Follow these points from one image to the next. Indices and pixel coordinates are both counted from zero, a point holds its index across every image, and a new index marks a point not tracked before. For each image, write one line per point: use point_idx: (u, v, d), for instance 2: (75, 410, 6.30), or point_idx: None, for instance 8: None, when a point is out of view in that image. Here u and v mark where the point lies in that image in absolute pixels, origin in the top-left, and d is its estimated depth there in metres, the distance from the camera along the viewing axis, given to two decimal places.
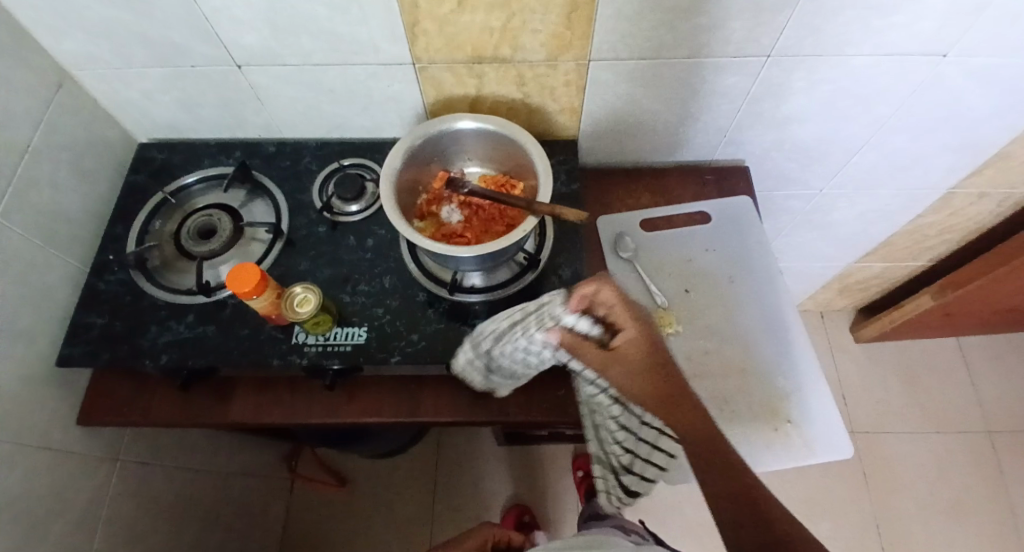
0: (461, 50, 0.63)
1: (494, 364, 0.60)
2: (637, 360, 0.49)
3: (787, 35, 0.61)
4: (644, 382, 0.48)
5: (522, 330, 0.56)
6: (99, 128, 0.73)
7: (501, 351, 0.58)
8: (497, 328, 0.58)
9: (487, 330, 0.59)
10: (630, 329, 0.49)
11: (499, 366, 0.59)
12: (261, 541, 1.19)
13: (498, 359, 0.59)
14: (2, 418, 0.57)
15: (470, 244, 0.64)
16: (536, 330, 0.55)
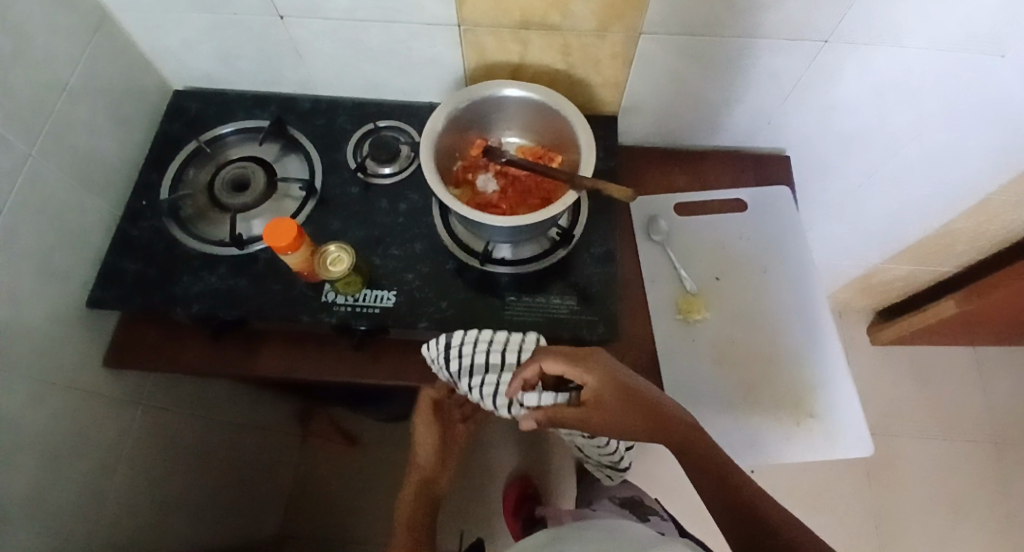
0: (509, 15, 0.61)
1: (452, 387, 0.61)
2: (613, 403, 0.48)
3: (849, 19, 0.58)
4: (629, 420, 0.48)
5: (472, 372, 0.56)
6: (136, 74, 0.72)
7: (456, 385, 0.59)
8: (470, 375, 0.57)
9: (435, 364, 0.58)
10: (591, 382, 0.48)
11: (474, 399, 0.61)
12: (271, 493, 1.23)
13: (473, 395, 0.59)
14: (37, 354, 0.58)
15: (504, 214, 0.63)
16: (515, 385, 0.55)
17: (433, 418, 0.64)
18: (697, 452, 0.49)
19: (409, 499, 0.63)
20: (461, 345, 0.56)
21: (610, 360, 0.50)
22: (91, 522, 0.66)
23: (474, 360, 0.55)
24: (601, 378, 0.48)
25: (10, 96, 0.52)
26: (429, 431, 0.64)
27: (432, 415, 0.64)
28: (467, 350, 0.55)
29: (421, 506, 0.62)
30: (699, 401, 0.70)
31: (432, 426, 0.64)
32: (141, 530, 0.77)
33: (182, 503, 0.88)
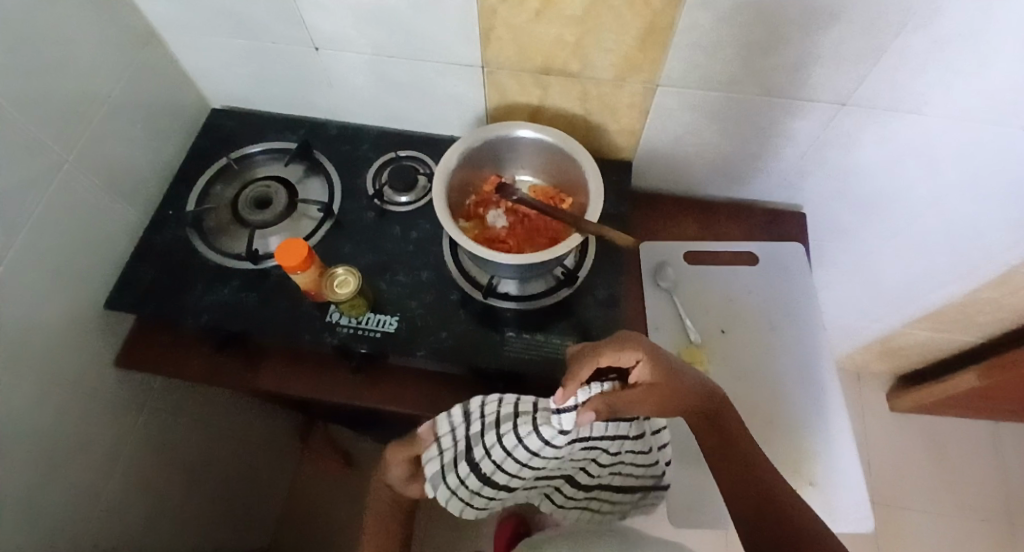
0: (531, 60, 0.64)
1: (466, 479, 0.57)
2: (662, 382, 0.51)
3: (865, 85, 0.59)
4: (676, 396, 0.52)
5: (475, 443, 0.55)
6: (177, 92, 0.77)
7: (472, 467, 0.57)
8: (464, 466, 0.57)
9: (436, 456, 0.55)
10: (643, 365, 0.50)
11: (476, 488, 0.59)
12: (263, 508, 1.22)
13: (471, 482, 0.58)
14: (49, 349, 0.60)
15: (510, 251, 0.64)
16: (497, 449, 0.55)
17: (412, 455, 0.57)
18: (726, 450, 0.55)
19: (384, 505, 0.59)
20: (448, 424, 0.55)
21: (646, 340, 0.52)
22: (81, 522, 0.67)
23: (469, 435, 0.55)
24: (651, 358, 0.50)
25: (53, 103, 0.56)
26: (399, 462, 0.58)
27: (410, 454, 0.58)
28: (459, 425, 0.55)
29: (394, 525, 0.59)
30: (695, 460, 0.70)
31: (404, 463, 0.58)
32: (130, 535, 0.77)
33: (174, 511, 0.88)
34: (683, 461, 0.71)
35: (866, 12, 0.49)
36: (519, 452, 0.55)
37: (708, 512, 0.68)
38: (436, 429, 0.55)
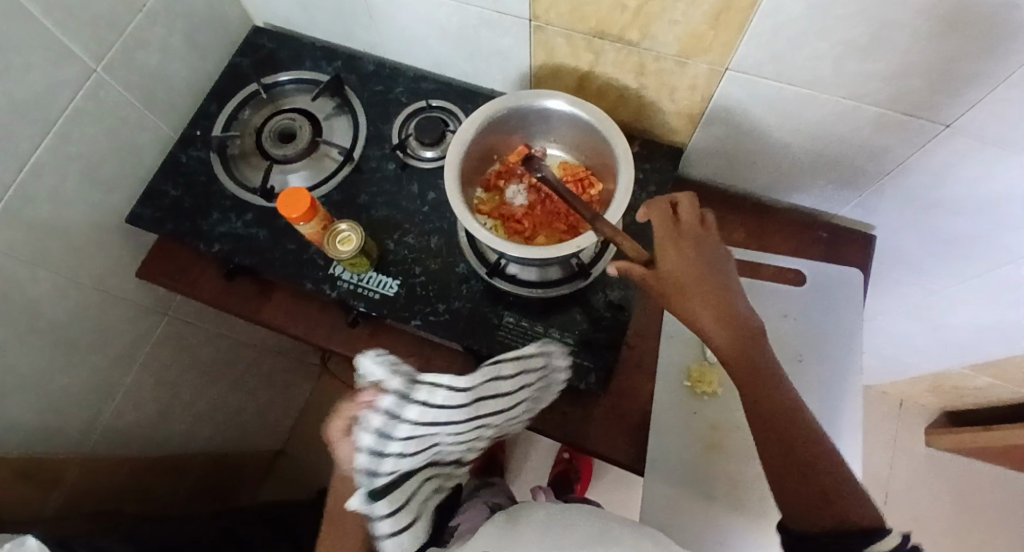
0: (585, 21, 0.56)
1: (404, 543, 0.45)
2: (696, 278, 0.45)
3: (975, 113, 0.48)
4: (717, 314, 0.44)
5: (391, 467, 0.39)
6: (219, 2, 0.73)
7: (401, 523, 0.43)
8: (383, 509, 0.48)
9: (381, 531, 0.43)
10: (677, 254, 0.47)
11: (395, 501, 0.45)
12: (278, 413, 1.31)
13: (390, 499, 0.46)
14: (69, 253, 0.63)
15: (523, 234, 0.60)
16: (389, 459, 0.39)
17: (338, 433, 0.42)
18: (773, 420, 0.43)
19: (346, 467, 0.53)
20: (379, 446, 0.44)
21: (711, 246, 0.48)
22: (92, 410, 0.74)
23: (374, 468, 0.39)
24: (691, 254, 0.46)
25: (86, 9, 0.55)
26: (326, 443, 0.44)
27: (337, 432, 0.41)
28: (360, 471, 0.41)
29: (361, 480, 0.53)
30: (678, 484, 0.62)
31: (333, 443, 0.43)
32: (142, 423, 0.85)
33: (189, 408, 0.96)
34: (672, 479, 0.62)
35: (1003, 26, 0.38)
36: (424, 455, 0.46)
37: (677, 532, 0.60)
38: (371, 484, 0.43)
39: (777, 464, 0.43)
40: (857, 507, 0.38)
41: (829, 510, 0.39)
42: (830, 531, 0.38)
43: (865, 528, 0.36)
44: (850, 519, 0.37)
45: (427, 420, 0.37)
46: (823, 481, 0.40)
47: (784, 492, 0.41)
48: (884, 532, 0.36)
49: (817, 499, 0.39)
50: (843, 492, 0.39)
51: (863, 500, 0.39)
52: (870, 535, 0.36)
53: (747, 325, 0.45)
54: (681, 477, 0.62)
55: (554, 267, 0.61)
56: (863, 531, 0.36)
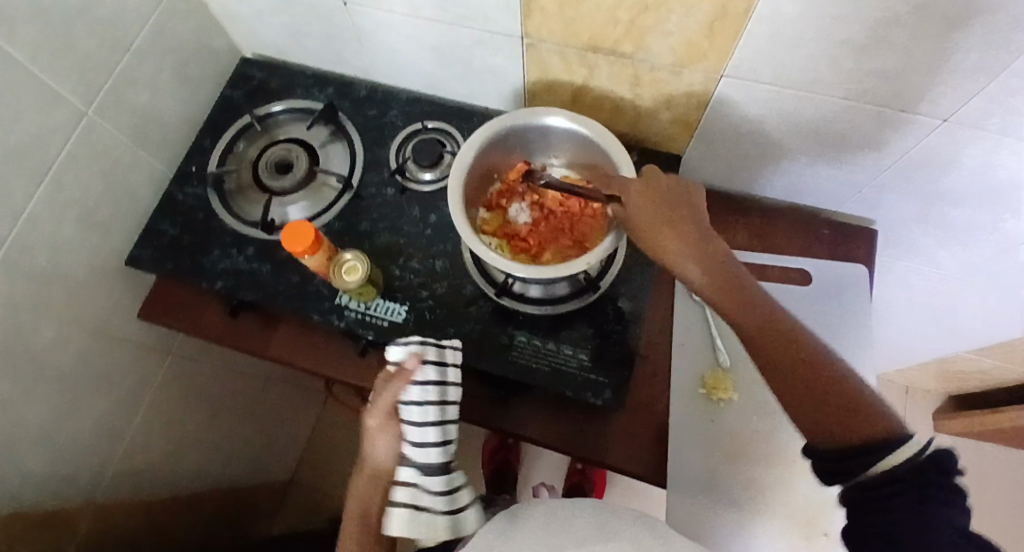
0: (577, 37, 0.56)
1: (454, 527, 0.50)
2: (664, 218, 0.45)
3: (972, 103, 0.48)
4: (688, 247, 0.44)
5: (432, 433, 0.50)
6: (207, 37, 0.73)
7: (456, 498, 0.51)
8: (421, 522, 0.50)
9: (430, 516, 0.49)
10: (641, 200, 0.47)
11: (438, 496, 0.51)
12: (285, 442, 1.29)
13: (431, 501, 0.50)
14: (70, 299, 0.62)
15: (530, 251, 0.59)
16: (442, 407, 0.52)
17: (385, 422, 0.50)
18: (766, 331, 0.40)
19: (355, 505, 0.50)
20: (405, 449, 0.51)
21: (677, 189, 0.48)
22: (102, 456, 0.73)
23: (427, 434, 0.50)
24: (654, 198, 0.47)
25: (74, 52, 0.54)
26: (370, 432, 0.51)
27: (383, 414, 0.50)
28: (416, 448, 0.50)
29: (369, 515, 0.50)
30: (701, 493, 0.61)
31: (381, 430, 0.50)
32: (152, 465, 0.84)
33: (197, 444, 0.95)
34: (689, 488, 0.61)
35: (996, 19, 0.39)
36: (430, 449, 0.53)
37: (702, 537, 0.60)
38: (414, 474, 0.50)
39: (781, 386, 0.39)
40: (874, 416, 0.35)
41: (843, 424, 0.36)
42: (848, 449, 0.35)
43: (886, 437, 0.34)
44: (869, 431, 0.35)
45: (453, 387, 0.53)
46: (832, 393, 0.36)
47: (799, 416, 0.38)
48: (901, 441, 0.33)
49: (831, 413, 0.36)
50: (854, 402, 0.36)
51: (876, 408, 0.36)
52: (887, 446, 0.33)
53: (719, 251, 0.44)
54: (699, 486, 0.61)
55: (562, 283, 0.61)
56: (883, 443, 0.34)
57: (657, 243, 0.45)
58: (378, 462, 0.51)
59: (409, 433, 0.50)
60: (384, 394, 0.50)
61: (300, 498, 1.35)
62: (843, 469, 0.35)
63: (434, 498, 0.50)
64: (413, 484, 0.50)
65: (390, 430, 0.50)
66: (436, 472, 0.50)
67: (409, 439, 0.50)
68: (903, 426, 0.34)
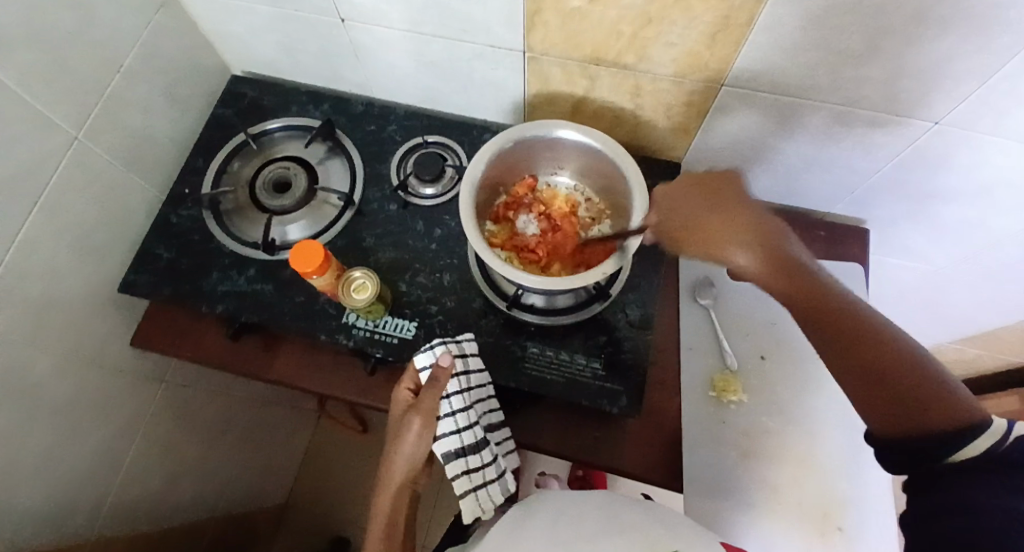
0: (580, 49, 0.56)
1: (503, 490, 0.55)
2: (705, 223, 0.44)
3: (965, 106, 0.51)
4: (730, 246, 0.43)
5: (473, 416, 0.53)
6: (197, 56, 0.71)
7: (500, 465, 0.55)
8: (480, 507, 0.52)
9: (485, 488, 0.53)
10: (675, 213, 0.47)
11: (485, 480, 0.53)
12: (281, 465, 1.26)
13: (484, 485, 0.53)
14: (63, 330, 0.59)
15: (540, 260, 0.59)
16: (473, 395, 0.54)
17: (428, 424, 0.51)
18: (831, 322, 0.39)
19: (389, 499, 0.53)
20: (454, 442, 0.51)
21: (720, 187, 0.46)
22: (98, 491, 0.70)
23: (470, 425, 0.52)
24: (688, 206, 0.46)
25: (64, 75, 0.53)
26: (415, 436, 0.51)
27: (427, 417, 0.51)
28: (465, 436, 0.52)
29: (403, 503, 0.53)
30: (718, 496, 0.61)
31: (426, 432, 0.51)
32: (149, 496, 0.81)
33: (194, 473, 0.91)
34: (705, 490, 0.61)
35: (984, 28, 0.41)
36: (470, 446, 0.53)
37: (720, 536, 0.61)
38: (466, 461, 0.52)
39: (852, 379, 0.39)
40: (952, 403, 0.35)
41: (917, 411, 0.36)
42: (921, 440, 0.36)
43: (965, 426, 0.34)
44: (947, 419, 0.35)
45: (475, 372, 0.56)
46: (906, 382, 0.36)
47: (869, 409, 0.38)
48: (979, 430, 0.34)
49: (904, 403, 0.36)
50: (928, 390, 0.36)
51: (951, 391, 0.36)
52: (966, 435, 0.34)
53: (777, 237, 0.42)
54: (715, 488, 0.61)
55: (564, 295, 0.61)
56: (959, 433, 0.34)
57: (714, 242, 0.42)
58: (419, 461, 0.52)
59: (456, 426, 0.52)
60: (426, 398, 0.50)
61: (297, 522, 1.31)
62: (909, 454, 0.36)
63: (486, 471, 0.53)
64: (468, 469, 0.52)
65: (433, 430, 0.51)
66: (483, 449, 0.53)
67: (457, 429, 0.52)
68: (980, 409, 0.35)
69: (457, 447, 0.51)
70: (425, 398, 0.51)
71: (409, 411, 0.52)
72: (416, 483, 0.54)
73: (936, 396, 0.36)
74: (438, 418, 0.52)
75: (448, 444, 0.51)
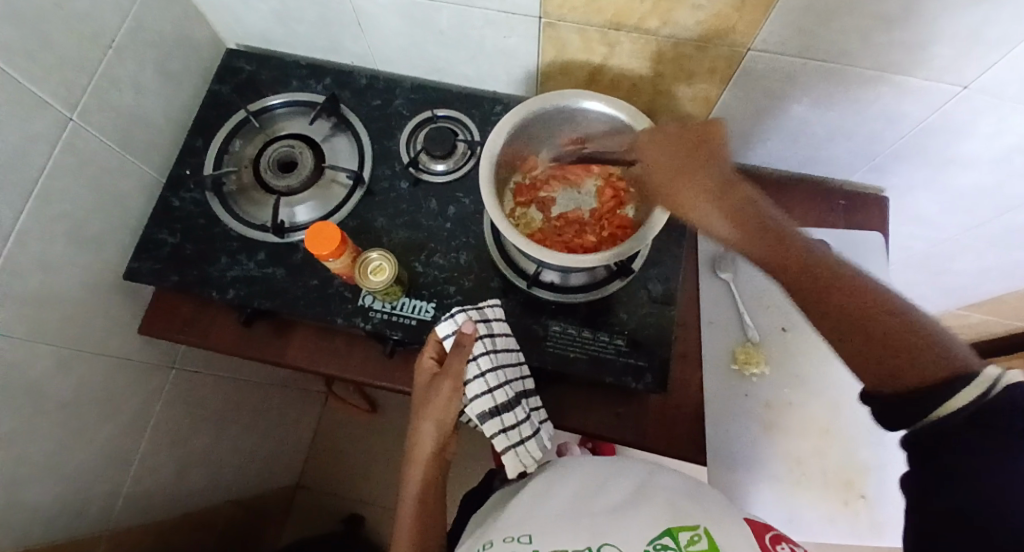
0: (600, 13, 0.53)
1: (541, 446, 0.54)
2: (697, 180, 0.45)
3: (1000, 70, 0.49)
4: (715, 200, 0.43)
5: (503, 376, 0.52)
6: (189, 29, 0.67)
7: (534, 421, 0.55)
8: (524, 459, 0.53)
9: (524, 444, 0.53)
10: (672, 170, 0.46)
11: (523, 438, 0.53)
12: (291, 449, 1.26)
13: (522, 442, 0.53)
14: (66, 321, 0.57)
15: (542, 236, 0.60)
16: (502, 355, 0.53)
17: (458, 386, 0.51)
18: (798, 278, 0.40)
19: (422, 469, 0.53)
20: (487, 402, 0.51)
21: (707, 146, 0.46)
22: (113, 483, 0.69)
23: (500, 384, 0.52)
24: (680, 163, 0.46)
25: (49, 53, 0.49)
26: (445, 400, 0.51)
27: (457, 380, 0.51)
28: (497, 395, 0.52)
29: (437, 469, 0.53)
30: (741, 468, 0.61)
31: (456, 393, 0.51)
32: (161, 488, 0.80)
33: (204, 463, 0.91)
34: (729, 462, 0.61)
35: None
36: (503, 407, 0.52)
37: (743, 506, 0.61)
38: (501, 419, 0.52)
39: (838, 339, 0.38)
40: (935, 352, 0.34)
41: (906, 367, 0.35)
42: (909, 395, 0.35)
43: (946, 376, 0.33)
44: (933, 371, 0.34)
45: (500, 334, 0.55)
46: (885, 337, 0.35)
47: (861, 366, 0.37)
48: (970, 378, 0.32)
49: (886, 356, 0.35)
50: (912, 340, 0.35)
51: (941, 341, 0.35)
52: (953, 388, 0.33)
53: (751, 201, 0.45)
54: (738, 459, 0.61)
55: (579, 273, 0.60)
56: (940, 383, 0.33)
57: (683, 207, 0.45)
58: (450, 422, 0.52)
59: (487, 385, 0.51)
60: (456, 363, 0.51)
61: (307, 505, 1.32)
62: (902, 414, 0.35)
63: (522, 427, 0.53)
64: (505, 426, 0.52)
65: (464, 392, 0.52)
66: (516, 406, 0.53)
67: (489, 389, 0.51)
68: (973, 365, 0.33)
69: (491, 406, 0.51)
70: (452, 362, 0.51)
71: (437, 377, 0.52)
72: (447, 452, 0.54)
73: (921, 355, 0.35)
74: (468, 381, 0.51)
75: (481, 405, 0.51)
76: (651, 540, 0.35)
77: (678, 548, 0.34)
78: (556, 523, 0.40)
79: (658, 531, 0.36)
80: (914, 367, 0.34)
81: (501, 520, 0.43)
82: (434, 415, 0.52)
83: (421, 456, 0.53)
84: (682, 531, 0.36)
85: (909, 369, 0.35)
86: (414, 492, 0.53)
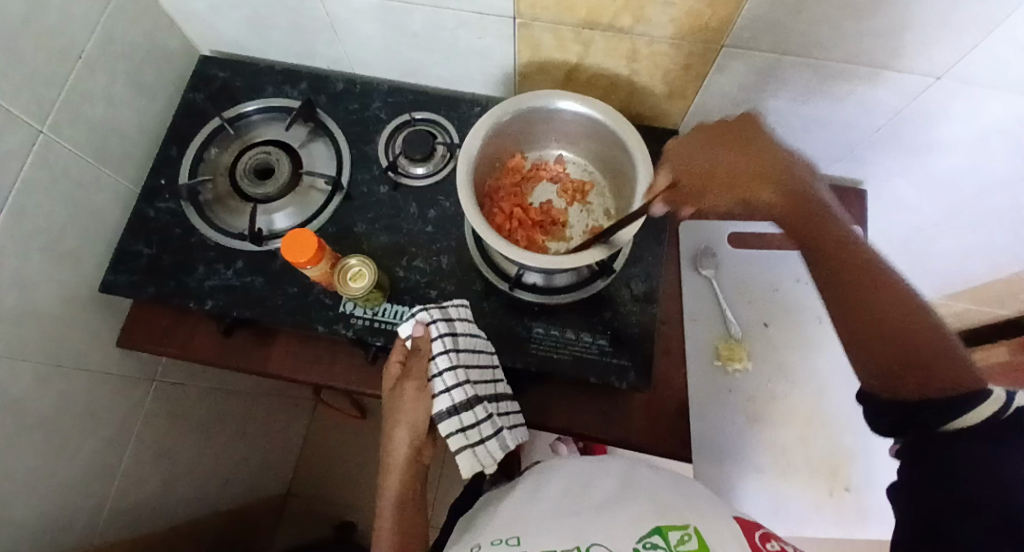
0: (573, 12, 0.53)
1: (504, 446, 0.52)
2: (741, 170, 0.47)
3: (970, 58, 0.50)
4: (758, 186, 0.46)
5: (463, 376, 0.50)
6: (161, 38, 0.66)
7: (497, 422, 0.52)
8: (478, 457, 0.51)
9: (483, 444, 0.51)
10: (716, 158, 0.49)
11: (479, 438, 0.51)
12: (280, 456, 1.25)
13: (477, 441, 0.51)
14: (43, 338, 0.56)
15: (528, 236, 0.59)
16: (461, 354, 0.51)
17: (422, 387, 0.51)
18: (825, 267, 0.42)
19: (399, 476, 0.53)
20: (445, 402, 0.50)
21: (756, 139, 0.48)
22: (97, 498, 0.68)
23: (456, 384, 0.50)
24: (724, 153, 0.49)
25: (18, 65, 0.48)
26: (411, 403, 0.51)
27: (420, 380, 0.51)
28: (455, 394, 0.50)
29: (415, 474, 0.53)
30: (728, 462, 0.62)
31: (421, 395, 0.51)
32: (148, 500, 0.79)
33: (191, 474, 0.89)
34: (715, 457, 0.61)
35: None
36: (459, 408, 0.50)
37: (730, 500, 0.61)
38: (459, 419, 0.50)
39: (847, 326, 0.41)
40: (949, 365, 0.36)
41: (916, 369, 0.37)
42: (911, 400, 0.37)
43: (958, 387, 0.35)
44: (946, 382, 0.36)
45: (465, 333, 0.52)
46: (901, 335, 0.37)
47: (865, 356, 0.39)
48: (983, 397, 0.34)
49: (898, 353, 0.37)
50: (928, 349, 0.37)
51: (958, 357, 0.36)
52: (964, 401, 0.34)
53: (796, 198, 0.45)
54: (724, 454, 0.62)
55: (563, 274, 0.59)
56: (952, 395, 0.35)
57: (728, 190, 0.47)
58: (422, 425, 0.52)
59: (445, 385, 0.50)
60: (419, 364, 0.51)
61: (299, 512, 1.31)
62: (905, 416, 0.37)
63: (482, 428, 0.51)
64: (462, 426, 0.50)
65: (429, 393, 0.51)
66: (475, 406, 0.50)
67: (446, 389, 0.50)
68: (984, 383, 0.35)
69: (448, 406, 0.50)
70: (414, 363, 0.51)
71: (401, 380, 0.52)
72: (423, 456, 0.54)
73: (931, 359, 0.36)
74: (432, 379, 0.51)
75: (440, 403, 0.50)
76: (640, 539, 0.35)
77: (667, 547, 0.34)
78: (543, 525, 0.39)
79: (648, 529, 0.36)
80: (924, 368, 0.36)
81: (489, 523, 0.43)
82: (403, 418, 0.52)
83: (396, 462, 0.53)
84: (673, 530, 0.36)
85: (920, 369, 0.36)
86: (391, 501, 0.52)
